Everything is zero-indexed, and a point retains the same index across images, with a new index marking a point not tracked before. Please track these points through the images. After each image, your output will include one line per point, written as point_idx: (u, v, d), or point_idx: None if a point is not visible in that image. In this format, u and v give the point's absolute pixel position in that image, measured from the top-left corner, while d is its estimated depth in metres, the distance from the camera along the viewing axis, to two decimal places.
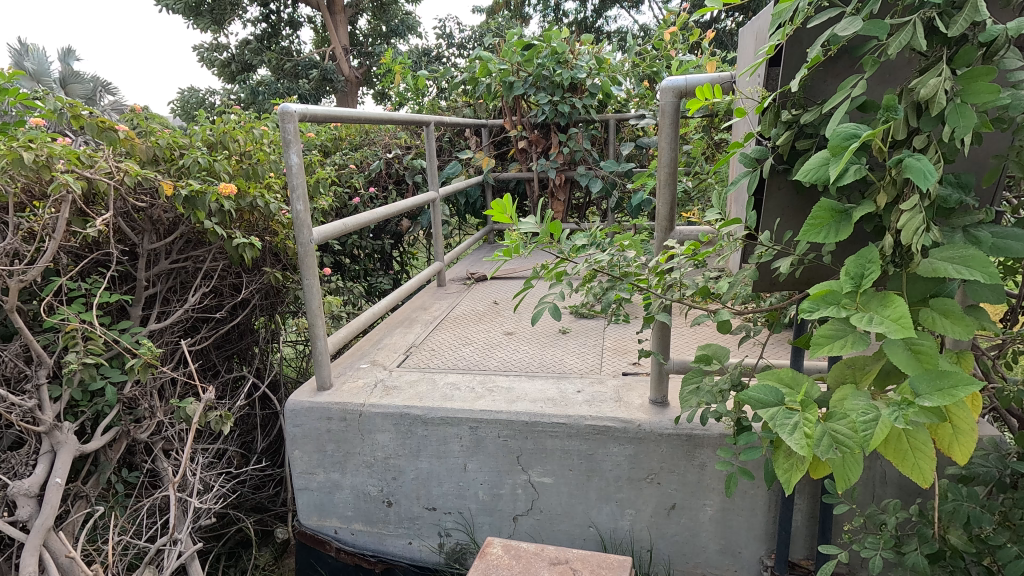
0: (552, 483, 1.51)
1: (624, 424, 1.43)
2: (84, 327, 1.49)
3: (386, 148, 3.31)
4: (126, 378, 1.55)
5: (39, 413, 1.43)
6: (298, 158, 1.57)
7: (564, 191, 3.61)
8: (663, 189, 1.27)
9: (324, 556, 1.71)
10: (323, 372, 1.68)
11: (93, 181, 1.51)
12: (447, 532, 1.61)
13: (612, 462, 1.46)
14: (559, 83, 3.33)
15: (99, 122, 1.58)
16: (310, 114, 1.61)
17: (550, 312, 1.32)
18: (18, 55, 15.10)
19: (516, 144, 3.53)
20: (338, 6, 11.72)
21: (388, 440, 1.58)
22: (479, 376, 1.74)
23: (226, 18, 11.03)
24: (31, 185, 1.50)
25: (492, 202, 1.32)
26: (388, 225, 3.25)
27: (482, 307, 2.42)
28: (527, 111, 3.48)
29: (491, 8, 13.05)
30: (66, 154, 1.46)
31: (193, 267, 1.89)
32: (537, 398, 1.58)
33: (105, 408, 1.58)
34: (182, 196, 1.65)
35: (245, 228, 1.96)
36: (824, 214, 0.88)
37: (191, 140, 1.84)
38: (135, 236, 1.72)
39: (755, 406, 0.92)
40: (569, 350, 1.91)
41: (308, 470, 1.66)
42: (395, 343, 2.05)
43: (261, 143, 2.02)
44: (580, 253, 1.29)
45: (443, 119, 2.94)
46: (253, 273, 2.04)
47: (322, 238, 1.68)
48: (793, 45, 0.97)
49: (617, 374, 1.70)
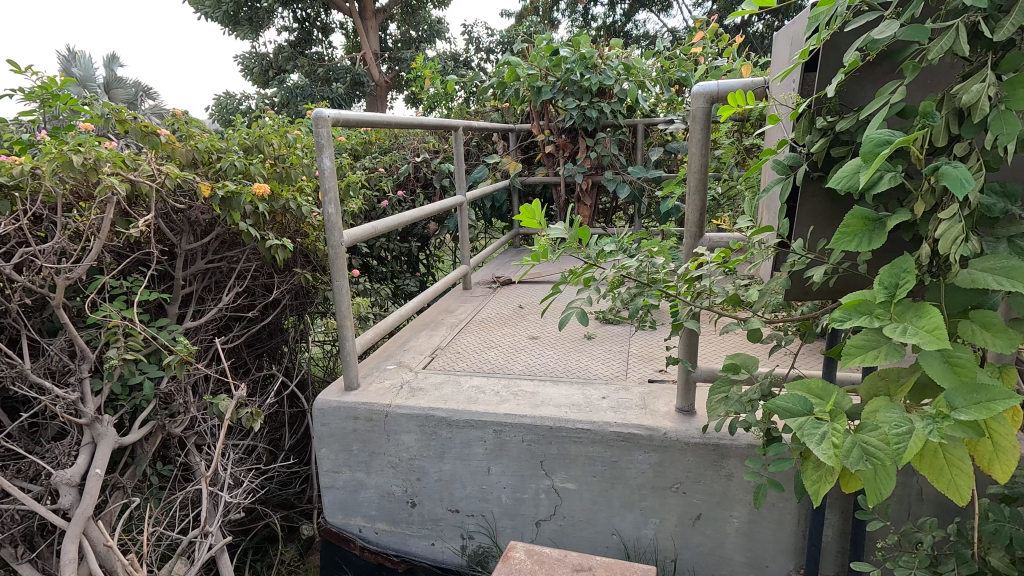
0: (576, 489, 1.51)
1: (649, 431, 1.42)
2: (125, 324, 1.54)
3: (415, 152, 3.35)
4: (163, 374, 1.60)
5: (82, 406, 1.49)
6: (330, 162, 1.60)
7: (591, 196, 3.60)
8: (693, 195, 1.25)
9: (348, 554, 1.73)
10: (350, 373, 1.70)
11: (136, 183, 1.56)
12: (469, 535, 1.62)
13: (636, 470, 1.45)
14: (587, 88, 3.32)
15: (143, 127, 1.65)
16: (342, 119, 1.64)
17: (576, 318, 1.31)
18: (66, 62, 15.79)
19: (544, 149, 3.54)
20: (369, 12, 11.94)
21: (413, 441, 1.59)
22: (504, 380, 1.74)
23: (262, 26, 11.34)
24: (79, 187, 1.56)
25: (521, 206, 1.32)
26: (415, 228, 3.29)
27: (508, 310, 2.43)
28: (555, 116, 3.48)
29: (520, 13, 13.13)
30: (112, 157, 1.51)
31: (228, 267, 1.95)
32: (562, 403, 1.58)
33: (143, 403, 1.64)
34: (218, 199, 1.69)
35: (278, 230, 2.01)
36: (857, 222, 0.86)
37: (229, 144, 1.90)
38: (173, 236, 1.77)
39: (784, 416, 0.90)
40: (595, 356, 1.90)
41: (334, 469, 1.69)
42: (422, 345, 2.07)
43: (295, 147, 2.07)
44: (607, 259, 1.29)
45: (471, 123, 2.96)
46: (285, 274, 2.09)
47: (352, 241, 1.71)
48: (830, 51, 0.95)
49: (642, 381, 1.69)
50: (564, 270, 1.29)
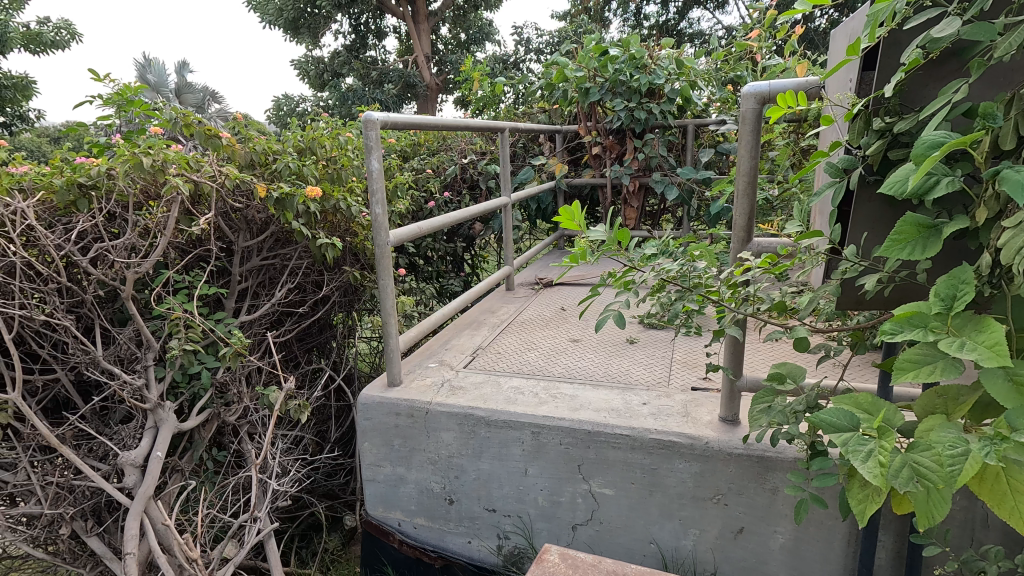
0: (613, 494, 1.49)
1: (690, 440, 1.39)
2: (186, 316, 1.64)
3: (462, 153, 3.39)
4: (219, 364, 1.69)
5: (146, 392, 1.58)
6: (379, 164, 1.64)
7: (638, 198, 3.55)
8: (741, 199, 1.22)
9: (388, 547, 1.77)
10: (393, 369, 1.74)
11: (199, 184, 1.65)
12: (505, 535, 1.63)
13: (676, 479, 1.42)
14: (636, 88, 3.26)
15: (206, 130, 1.74)
16: (391, 122, 1.68)
17: (614, 321, 1.30)
18: (142, 68, 16.86)
19: (590, 150, 3.53)
20: (421, 15, 12.17)
21: (453, 439, 1.62)
22: (543, 382, 1.74)
23: (320, 31, 11.75)
24: (148, 187, 1.66)
25: (561, 208, 1.33)
26: (461, 229, 3.34)
27: (549, 312, 2.42)
28: (602, 117, 3.45)
29: (571, 14, 13.09)
30: (177, 159, 1.61)
31: (281, 264, 2.03)
32: (601, 407, 1.56)
33: (201, 391, 1.73)
34: (273, 199, 1.77)
35: (328, 229, 2.08)
36: (910, 228, 0.82)
37: (284, 146, 1.98)
38: (231, 234, 1.87)
39: (827, 430, 0.86)
40: (636, 361, 1.88)
41: (376, 463, 1.73)
42: (463, 344, 2.10)
43: (346, 149, 2.14)
44: (649, 263, 1.27)
45: (518, 125, 2.97)
46: (334, 271, 2.17)
47: (398, 241, 1.75)
48: (890, 48, 0.90)
49: (685, 389, 1.65)
50: (604, 273, 1.28)
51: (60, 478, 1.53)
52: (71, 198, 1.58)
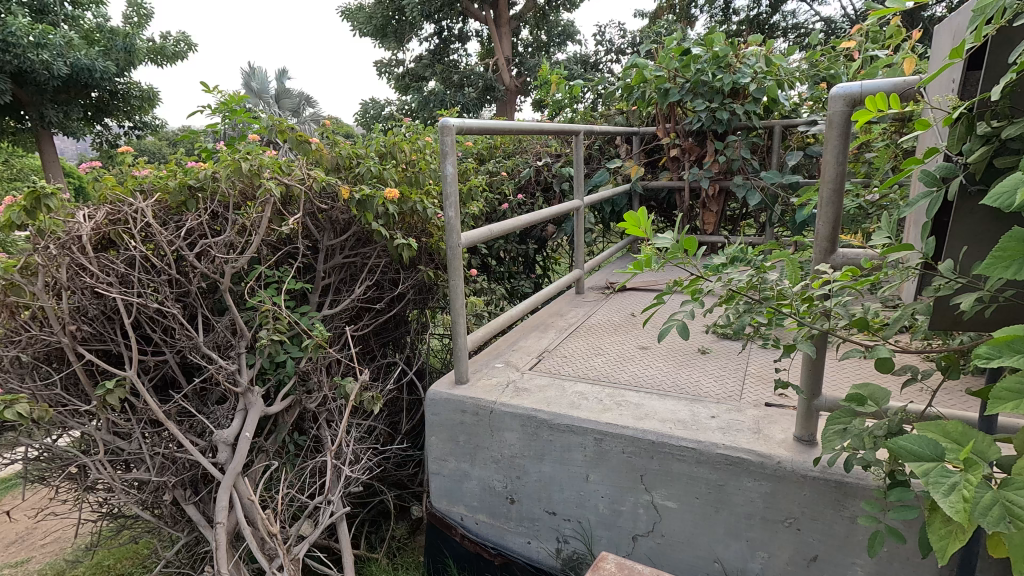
0: (676, 508, 1.45)
1: (761, 458, 1.33)
2: (275, 309, 1.77)
3: (538, 156, 3.41)
4: (302, 354, 1.81)
5: (238, 377, 1.73)
6: (453, 168, 1.69)
7: (717, 202, 3.42)
8: (825, 207, 1.15)
9: (451, 540, 1.83)
10: (461, 367, 1.79)
11: (289, 186, 1.78)
12: (565, 539, 1.63)
13: (744, 497, 1.36)
14: (719, 88, 3.14)
15: (298, 136, 1.88)
16: (466, 127, 1.73)
17: (677, 331, 1.26)
18: (246, 76, 18.31)
19: (668, 152, 3.45)
20: (503, 19, 12.35)
21: (516, 440, 1.64)
22: (608, 388, 1.72)
23: (407, 37, 12.23)
24: (246, 189, 1.81)
25: (625, 215, 1.31)
26: (534, 231, 3.37)
27: (618, 318, 2.39)
28: (682, 119, 3.36)
29: (655, 13, 12.80)
30: (271, 163, 1.74)
31: (361, 262, 2.15)
32: (667, 418, 1.52)
33: (285, 379, 1.87)
34: (355, 200, 1.87)
35: (406, 229, 2.17)
36: (1015, 245, 0.74)
37: (367, 151, 2.09)
38: (317, 233, 2.00)
39: (906, 457, 0.80)
40: (707, 372, 1.81)
41: (441, 457, 1.79)
42: (530, 346, 2.12)
43: (424, 153, 2.22)
44: (717, 275, 1.23)
45: (594, 127, 2.95)
46: (410, 270, 2.26)
47: (470, 243, 1.80)
48: (1002, 45, 0.81)
49: (758, 404, 1.57)
50: (670, 281, 1.25)
51: (165, 449, 1.71)
52: (182, 198, 1.75)
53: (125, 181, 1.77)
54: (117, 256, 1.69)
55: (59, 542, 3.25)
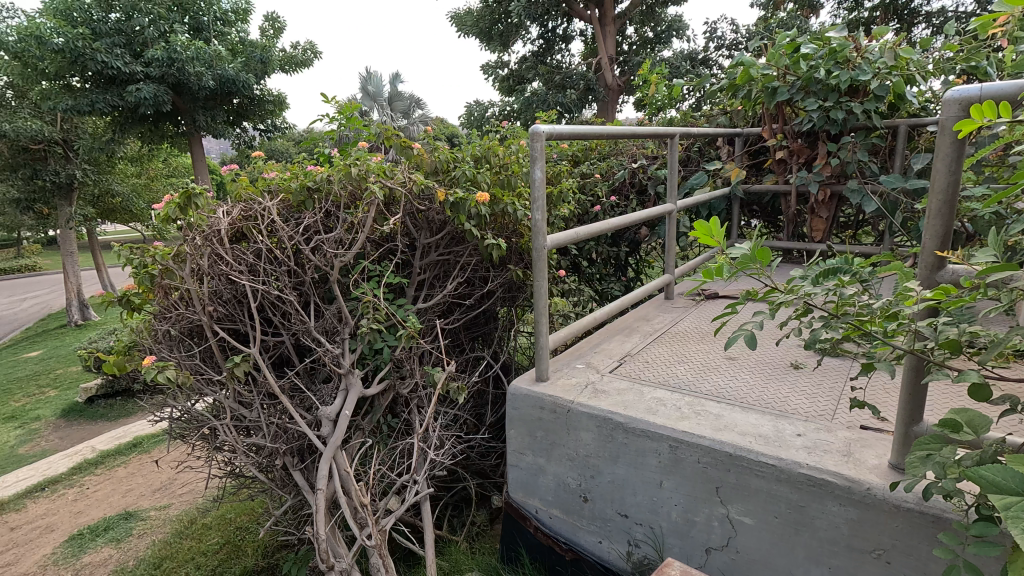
0: (753, 525, 1.41)
1: (847, 482, 1.26)
2: (374, 300, 1.94)
3: (633, 158, 3.38)
4: (397, 343, 1.96)
5: (341, 360, 1.92)
6: (541, 173, 1.75)
7: (829, 208, 3.20)
8: (935, 220, 1.06)
9: (525, 530, 1.90)
10: (541, 365, 1.85)
11: (392, 188, 1.94)
12: (636, 543, 1.64)
13: (828, 521, 1.30)
14: (834, 86, 2.91)
15: (401, 142, 2.04)
16: (556, 134, 1.78)
17: (745, 341, 1.25)
18: (363, 81, 19.65)
19: (774, 155, 3.27)
20: (609, 17, 12.18)
21: (591, 439, 1.67)
22: (689, 397, 1.70)
23: (512, 39, 12.47)
24: (355, 190, 1.99)
25: (697, 223, 1.32)
26: (626, 233, 3.35)
27: (707, 325, 2.33)
28: (791, 119, 3.17)
29: (774, 3, 11.99)
30: (377, 168, 1.91)
31: (454, 259, 2.27)
32: (748, 431, 1.48)
33: (382, 365, 2.03)
34: (450, 203, 1.99)
35: (496, 230, 2.27)
36: None
37: (464, 155, 2.22)
38: (416, 231, 2.15)
39: (987, 489, 0.76)
40: (798, 389, 1.72)
41: (519, 450, 1.86)
42: (612, 349, 2.13)
43: (517, 157, 2.31)
44: (796, 289, 1.19)
45: (692, 129, 2.87)
46: (499, 269, 2.35)
47: (555, 246, 1.85)
48: None
49: (852, 427, 1.48)
50: (743, 291, 1.24)
51: (278, 420, 1.93)
52: (301, 198, 1.97)
53: (256, 182, 2.03)
54: (247, 247, 1.94)
55: (192, 493, 3.75)
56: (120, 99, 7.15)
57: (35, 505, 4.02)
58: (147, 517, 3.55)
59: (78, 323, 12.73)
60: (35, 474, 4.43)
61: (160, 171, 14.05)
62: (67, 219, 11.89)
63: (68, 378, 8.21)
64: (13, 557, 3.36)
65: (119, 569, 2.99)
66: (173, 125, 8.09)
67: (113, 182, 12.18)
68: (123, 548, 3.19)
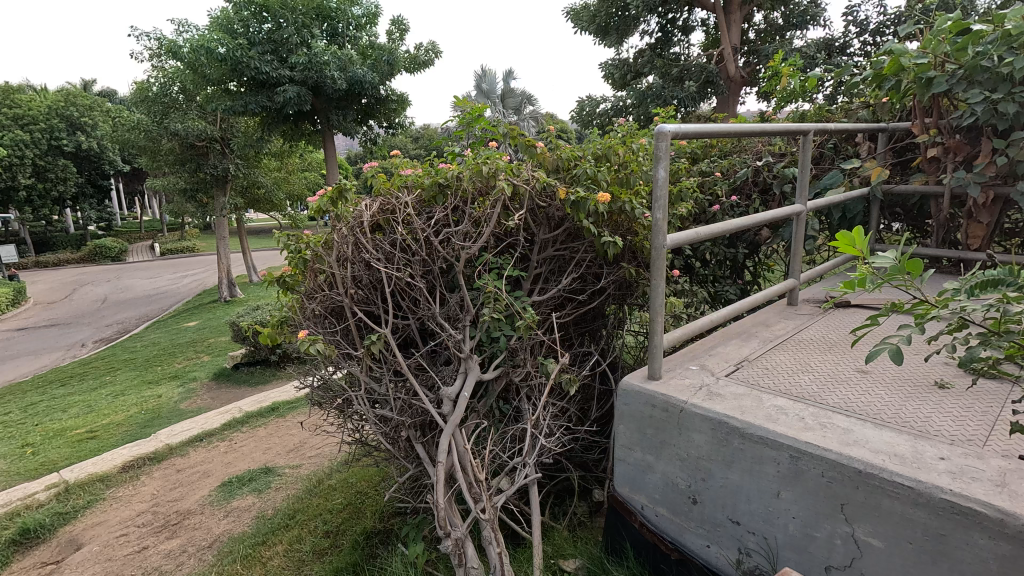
0: (882, 548, 1.33)
1: (1000, 514, 1.16)
2: (496, 292, 2.06)
3: (757, 156, 3.22)
4: (514, 333, 2.06)
5: (462, 345, 2.06)
6: (665, 172, 1.75)
7: (990, 214, 2.81)
8: None
9: (629, 525, 1.92)
10: (655, 364, 1.86)
11: (517, 186, 2.04)
12: (747, 551, 1.60)
13: (973, 555, 1.20)
14: (1005, 75, 2.55)
15: (526, 141, 2.14)
16: (682, 132, 1.77)
17: (890, 354, 1.26)
18: (478, 79, 20.29)
19: (926, 152, 2.96)
20: (734, 4, 11.51)
21: (704, 442, 1.66)
22: (813, 408, 1.63)
23: (629, 32, 12.23)
24: (481, 187, 2.12)
25: (838, 235, 1.34)
26: (745, 234, 3.21)
27: (835, 335, 2.19)
28: (949, 112, 2.85)
29: None
30: (504, 167, 2.02)
31: (570, 255, 2.34)
32: (881, 450, 1.40)
33: (498, 352, 2.15)
34: (570, 200, 2.05)
35: (612, 227, 2.29)
36: None
37: (584, 154, 2.27)
38: (535, 227, 2.24)
39: None
40: (942, 410, 1.59)
41: (628, 446, 1.89)
42: (728, 353, 2.08)
43: (637, 155, 2.32)
44: (949, 303, 1.15)
45: (828, 125, 2.68)
46: (613, 267, 2.38)
47: (674, 245, 1.84)
48: None
49: (1008, 456, 1.34)
50: (886, 304, 1.22)
51: (404, 396, 2.12)
52: (433, 193, 2.13)
53: (393, 178, 2.23)
54: (385, 237, 2.14)
55: (320, 457, 4.17)
56: (270, 101, 7.80)
57: (196, 453, 4.68)
58: (283, 473, 4.01)
59: (227, 298, 14.48)
60: (195, 426, 5.15)
61: (297, 165, 15.51)
62: (222, 207, 13.53)
63: (219, 346, 9.39)
64: (179, 494, 3.96)
65: (261, 515, 3.43)
66: (310, 125, 8.67)
67: (259, 175, 13.64)
68: (263, 499, 3.65)
